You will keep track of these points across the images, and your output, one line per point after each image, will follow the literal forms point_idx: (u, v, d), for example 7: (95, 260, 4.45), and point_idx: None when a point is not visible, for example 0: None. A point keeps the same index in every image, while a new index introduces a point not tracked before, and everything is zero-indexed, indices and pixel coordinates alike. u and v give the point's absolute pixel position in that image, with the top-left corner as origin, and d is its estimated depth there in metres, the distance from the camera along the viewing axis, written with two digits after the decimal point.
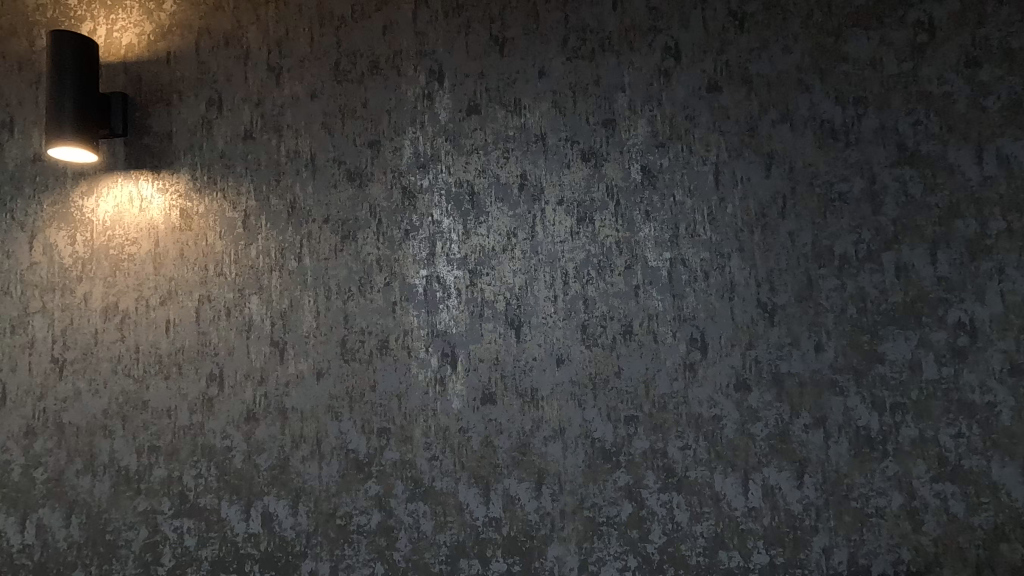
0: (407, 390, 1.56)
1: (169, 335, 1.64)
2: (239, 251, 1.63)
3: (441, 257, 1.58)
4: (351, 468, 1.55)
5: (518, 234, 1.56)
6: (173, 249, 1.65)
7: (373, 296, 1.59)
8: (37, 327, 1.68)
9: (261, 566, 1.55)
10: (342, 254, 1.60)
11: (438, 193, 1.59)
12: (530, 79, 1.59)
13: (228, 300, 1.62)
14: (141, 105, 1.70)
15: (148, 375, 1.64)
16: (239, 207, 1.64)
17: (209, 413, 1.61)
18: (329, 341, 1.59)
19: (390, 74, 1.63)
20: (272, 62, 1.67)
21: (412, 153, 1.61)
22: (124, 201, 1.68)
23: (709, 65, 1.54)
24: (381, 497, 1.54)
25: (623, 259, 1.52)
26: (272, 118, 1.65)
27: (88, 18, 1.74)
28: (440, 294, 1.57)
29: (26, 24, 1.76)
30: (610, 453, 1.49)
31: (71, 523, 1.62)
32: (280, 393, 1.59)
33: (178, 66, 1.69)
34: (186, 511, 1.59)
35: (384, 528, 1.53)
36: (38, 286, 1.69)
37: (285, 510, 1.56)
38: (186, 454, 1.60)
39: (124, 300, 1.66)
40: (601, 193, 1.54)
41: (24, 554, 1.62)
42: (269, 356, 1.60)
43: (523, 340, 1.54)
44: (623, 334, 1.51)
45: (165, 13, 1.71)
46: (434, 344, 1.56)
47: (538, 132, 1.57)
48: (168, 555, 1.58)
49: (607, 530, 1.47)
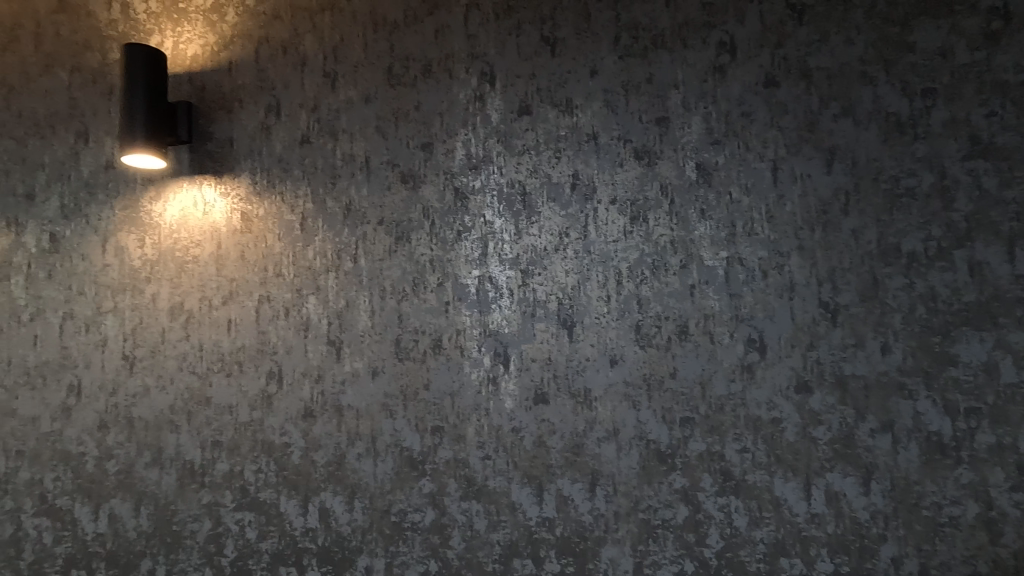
0: (460, 389, 1.57)
1: (230, 333, 1.69)
2: (298, 252, 1.68)
3: (493, 257, 1.59)
4: (405, 466, 1.58)
5: (570, 234, 1.55)
6: (234, 251, 1.71)
7: (427, 296, 1.61)
8: (109, 326, 1.76)
9: (318, 561, 1.59)
10: (396, 254, 1.63)
11: (490, 193, 1.60)
12: (582, 79, 1.59)
13: (287, 300, 1.67)
14: (205, 113, 1.77)
15: (211, 372, 1.70)
16: (296, 210, 1.69)
17: (268, 410, 1.66)
18: (383, 340, 1.62)
19: (442, 77, 1.65)
20: (328, 69, 1.71)
21: (464, 155, 1.62)
22: (189, 206, 1.75)
23: (765, 60, 1.51)
24: (435, 495, 1.55)
25: (677, 259, 1.50)
26: (328, 123, 1.70)
27: (156, 30, 1.82)
28: (492, 294, 1.58)
29: (99, 39, 1.85)
30: (665, 455, 1.47)
31: (140, 513, 1.69)
32: (337, 391, 1.63)
33: (238, 74, 1.76)
34: (247, 505, 1.64)
35: (438, 526, 1.54)
36: (110, 287, 1.77)
37: (341, 505, 1.60)
38: (247, 450, 1.66)
39: (189, 300, 1.73)
40: (655, 192, 1.52)
41: (98, 542, 1.70)
42: (326, 354, 1.64)
43: (576, 340, 1.53)
44: (678, 335, 1.49)
45: (226, 24, 1.78)
46: (486, 344, 1.57)
47: (590, 132, 1.57)
48: (231, 546, 1.63)
49: (663, 533, 1.45)
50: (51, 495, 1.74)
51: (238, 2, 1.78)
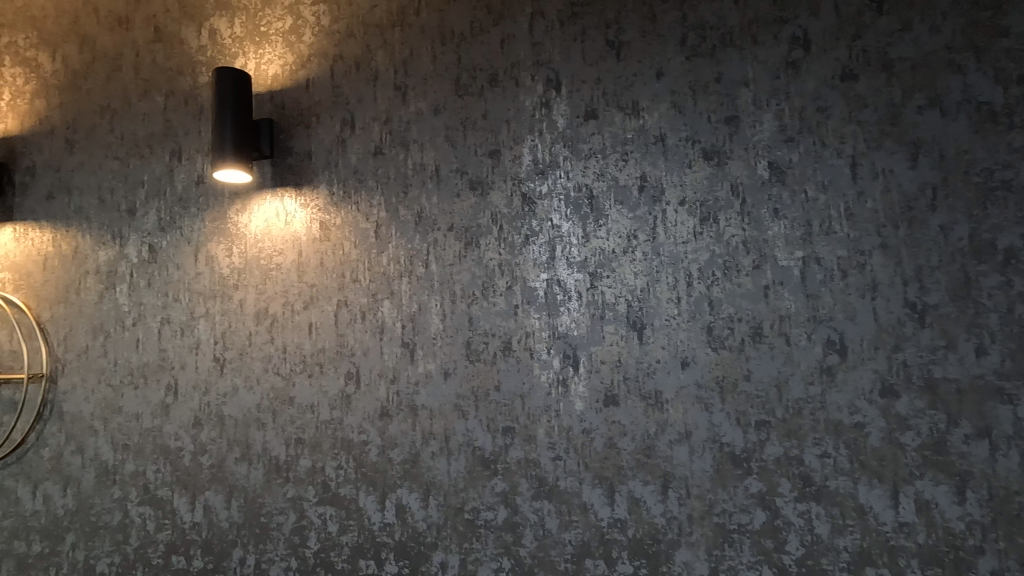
0: (530, 391, 1.60)
1: (311, 336, 1.79)
2: (373, 259, 1.75)
3: (561, 260, 1.61)
4: (477, 465, 1.62)
5: (639, 236, 1.56)
6: (314, 258, 1.80)
7: (496, 299, 1.65)
8: (201, 330, 1.89)
9: (396, 555, 1.65)
10: (466, 259, 1.68)
11: (558, 198, 1.63)
12: (648, 81, 1.59)
13: (363, 304, 1.75)
14: (285, 128, 1.88)
15: (294, 373, 1.80)
16: (371, 219, 1.76)
17: (347, 409, 1.74)
18: (455, 342, 1.67)
19: (508, 85, 1.69)
20: (398, 82, 1.79)
21: (531, 160, 1.65)
22: (272, 217, 1.86)
23: (842, 53, 1.46)
24: (507, 494, 1.59)
25: (750, 259, 1.48)
26: (399, 134, 1.77)
27: (240, 53, 1.95)
28: (561, 296, 1.60)
29: (190, 64, 2.00)
30: (740, 459, 1.44)
31: (231, 505, 1.81)
32: (411, 391, 1.69)
33: (315, 91, 1.86)
34: (328, 499, 1.72)
35: (511, 524, 1.58)
36: (202, 294, 1.90)
37: (417, 502, 1.66)
38: (328, 447, 1.74)
39: (273, 305, 1.83)
40: (725, 192, 1.51)
41: (194, 530, 1.83)
42: (401, 356, 1.71)
43: (646, 342, 1.53)
44: (752, 337, 1.46)
45: (304, 44, 1.88)
46: (556, 346, 1.59)
47: (657, 133, 1.57)
48: (314, 538, 1.72)
49: (739, 538, 1.43)
50: (153, 486, 1.89)
51: (314, 23, 1.88)
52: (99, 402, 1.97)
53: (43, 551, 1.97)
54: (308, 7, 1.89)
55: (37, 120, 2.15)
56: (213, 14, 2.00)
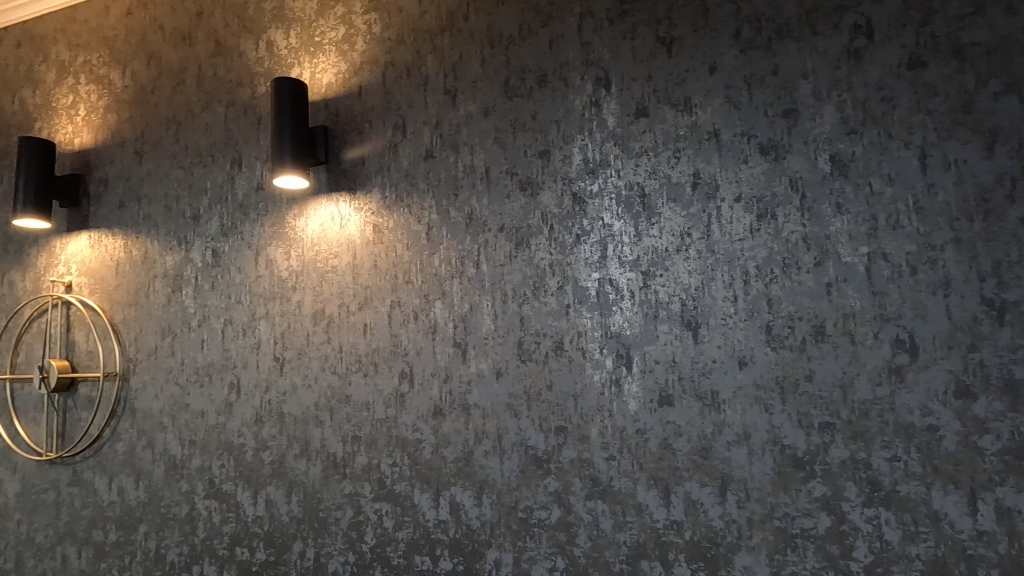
0: (582, 391, 1.60)
1: (366, 336, 1.84)
2: (425, 260, 1.78)
3: (613, 260, 1.60)
4: (530, 464, 1.63)
5: (693, 234, 1.53)
6: (368, 261, 1.85)
7: (547, 299, 1.65)
8: (262, 330, 1.97)
9: (450, 551, 1.68)
10: (517, 259, 1.69)
11: (609, 197, 1.62)
12: (701, 76, 1.56)
13: (416, 305, 1.79)
14: (339, 135, 1.93)
15: (350, 372, 1.85)
16: (422, 221, 1.80)
17: (402, 408, 1.78)
18: (506, 341, 1.68)
19: (557, 86, 1.70)
20: (448, 86, 1.81)
21: (581, 160, 1.65)
22: (327, 221, 1.92)
23: (909, 40, 1.41)
24: (560, 493, 1.59)
25: (811, 256, 1.43)
26: (450, 137, 1.80)
27: (296, 64, 2.02)
28: (613, 296, 1.59)
29: (249, 75, 2.09)
30: (802, 462, 1.40)
31: (291, 499, 1.87)
32: (464, 390, 1.71)
33: (368, 97, 1.90)
34: (384, 496, 1.76)
35: (565, 524, 1.58)
36: (262, 296, 1.98)
37: (471, 500, 1.67)
38: (383, 444, 1.78)
39: (329, 306, 1.89)
40: (783, 187, 1.47)
41: (257, 523, 1.91)
42: (453, 356, 1.73)
43: (702, 341, 1.50)
44: (814, 336, 1.42)
45: (356, 52, 1.94)
46: (608, 345, 1.59)
47: (711, 129, 1.54)
48: (370, 534, 1.77)
49: (802, 543, 1.38)
50: (218, 480, 1.97)
51: (366, 32, 1.93)
52: (167, 400, 2.07)
53: (118, 540, 2.09)
54: (360, 16, 1.95)
55: (109, 133, 2.28)
56: (270, 26, 2.08)
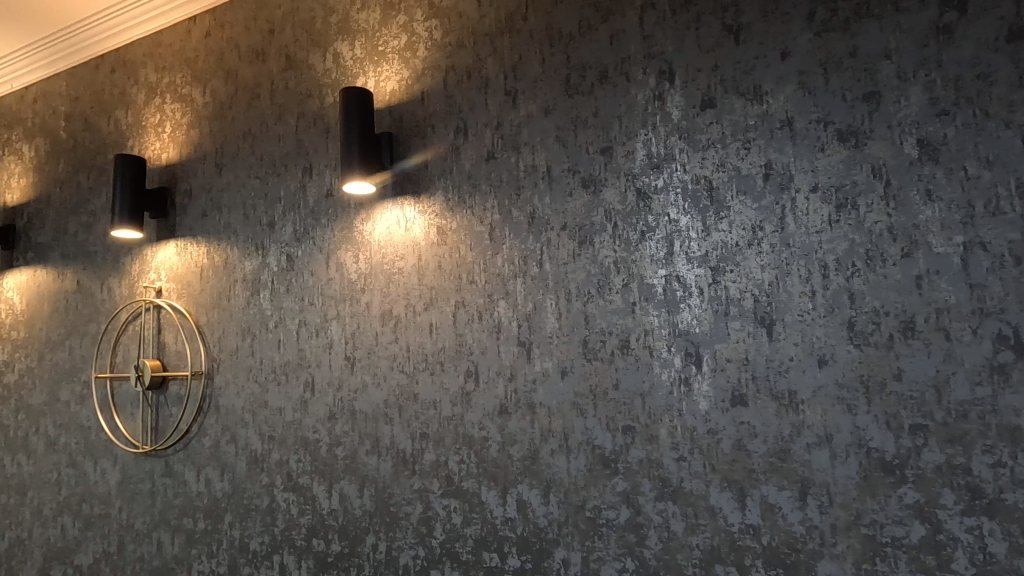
0: (650, 390, 1.57)
1: (432, 336, 1.88)
2: (488, 260, 1.81)
3: (681, 256, 1.56)
4: (597, 463, 1.61)
5: (765, 227, 1.47)
6: (433, 262, 1.89)
7: (612, 297, 1.63)
8: (334, 331, 2.05)
9: (518, 549, 1.69)
10: (581, 258, 1.68)
11: (674, 191, 1.58)
12: (772, 63, 1.50)
13: (480, 305, 1.81)
14: (403, 140, 1.99)
15: (418, 371, 1.89)
16: (485, 222, 1.82)
17: (468, 406, 1.80)
18: (571, 340, 1.68)
19: (619, 81, 1.68)
20: (508, 87, 1.83)
21: (645, 155, 1.62)
22: (393, 225, 1.98)
23: (1007, 11, 1.31)
24: (629, 494, 1.57)
25: (898, 247, 1.35)
26: (510, 138, 1.81)
27: (361, 73, 2.09)
28: (680, 293, 1.56)
29: (317, 87, 2.18)
30: (891, 466, 1.32)
31: (363, 493, 1.94)
32: (529, 389, 1.72)
33: (430, 102, 1.95)
34: (452, 492, 1.80)
35: (634, 525, 1.55)
36: (333, 298, 2.06)
37: (538, 498, 1.68)
38: (451, 442, 1.82)
39: (397, 307, 1.95)
40: (865, 175, 1.39)
41: (332, 516, 1.99)
42: (517, 355, 1.74)
43: (777, 339, 1.45)
44: (902, 333, 1.33)
45: (418, 59, 1.98)
46: (676, 344, 1.55)
47: (783, 117, 1.48)
48: (440, 529, 1.80)
49: (893, 553, 1.30)
50: (296, 474, 2.07)
51: (427, 38, 1.98)
52: (248, 397, 2.20)
53: (206, 528, 2.23)
54: (421, 24, 1.99)
55: (192, 148, 2.44)
56: (336, 39, 2.16)
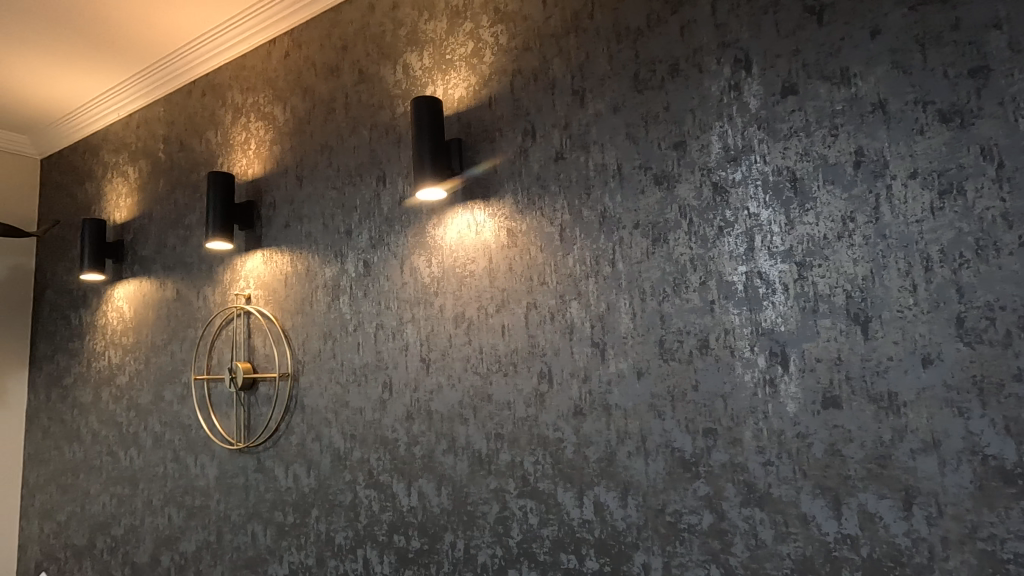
0: (732, 391, 1.51)
1: (505, 338, 1.90)
2: (559, 261, 1.80)
3: (762, 251, 1.50)
4: (677, 466, 1.57)
5: (857, 218, 1.39)
6: (504, 264, 1.91)
7: (689, 296, 1.59)
8: (409, 333, 2.12)
9: (596, 552, 1.67)
10: (655, 256, 1.64)
11: (754, 184, 1.52)
12: (861, 43, 1.41)
13: (552, 306, 1.81)
14: (471, 145, 2.02)
15: (491, 372, 1.92)
16: (555, 222, 1.82)
17: (542, 407, 1.81)
18: (647, 340, 1.64)
19: (691, 73, 1.63)
20: (575, 87, 1.82)
21: (721, 148, 1.57)
22: (464, 229, 2.01)
23: None
24: (712, 498, 1.51)
25: (1014, 235, 1.23)
26: (579, 137, 1.80)
27: (430, 82, 2.15)
28: (763, 290, 1.49)
29: (389, 98, 2.26)
30: (1012, 475, 1.21)
31: (441, 492, 1.99)
32: (604, 390, 1.70)
33: (497, 107, 1.97)
34: (528, 493, 1.81)
35: (718, 531, 1.50)
36: (408, 301, 2.13)
37: (615, 501, 1.65)
38: (525, 442, 1.83)
39: (469, 310, 1.98)
40: (973, 157, 1.28)
41: (411, 513, 2.05)
42: (591, 356, 1.73)
43: (873, 337, 1.35)
44: (1021, 328, 1.22)
45: (485, 65, 2.01)
46: (760, 343, 1.48)
47: (875, 100, 1.38)
48: (516, 529, 1.82)
49: (1016, 570, 1.19)
50: (376, 471, 2.15)
51: (494, 44, 2.00)
52: (331, 397, 2.30)
53: (295, 521, 2.36)
54: (487, 30, 2.02)
55: (275, 162, 2.60)
56: (405, 51, 2.23)
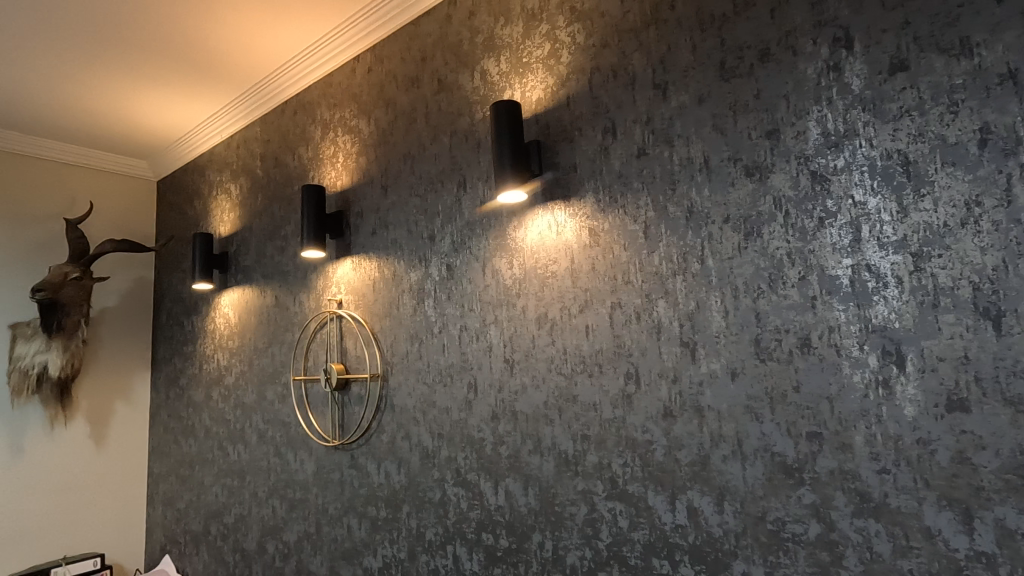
0: (840, 393, 1.41)
1: (589, 338, 1.88)
2: (644, 259, 1.77)
3: (871, 242, 1.39)
4: (778, 472, 1.49)
5: (985, 202, 1.26)
6: (586, 264, 1.90)
7: (788, 292, 1.50)
8: (493, 335, 2.15)
9: (691, 558, 1.62)
10: (748, 250, 1.57)
11: (859, 170, 1.41)
12: (983, 9, 1.28)
13: (638, 305, 1.77)
14: (550, 146, 2.02)
15: (576, 372, 1.91)
16: (639, 220, 1.78)
17: (630, 408, 1.77)
18: (741, 340, 1.57)
19: (784, 57, 1.54)
20: (657, 80, 1.78)
21: (819, 133, 1.47)
22: (545, 230, 2.02)
23: None
24: (819, 507, 1.42)
25: None
26: (663, 132, 1.75)
27: (508, 86, 2.17)
28: (872, 284, 1.38)
29: (467, 105, 2.31)
30: None
31: (528, 492, 2.00)
32: (695, 392, 1.64)
33: (576, 106, 1.96)
34: (617, 495, 1.78)
35: (826, 542, 1.41)
36: (491, 303, 2.16)
37: (711, 507, 1.59)
38: (613, 444, 1.80)
39: (552, 310, 1.98)
40: None
41: (499, 512, 2.08)
42: (681, 356, 1.68)
43: (1007, 333, 1.22)
44: None
45: (562, 65, 2.01)
46: (871, 341, 1.38)
47: (1003, 71, 1.25)
48: (606, 531, 1.80)
49: None
50: (464, 470, 2.20)
51: (571, 43, 2.00)
52: (418, 397, 2.38)
53: (388, 516, 2.46)
54: (564, 30, 2.02)
55: (361, 173, 2.73)
56: (482, 57, 2.27)
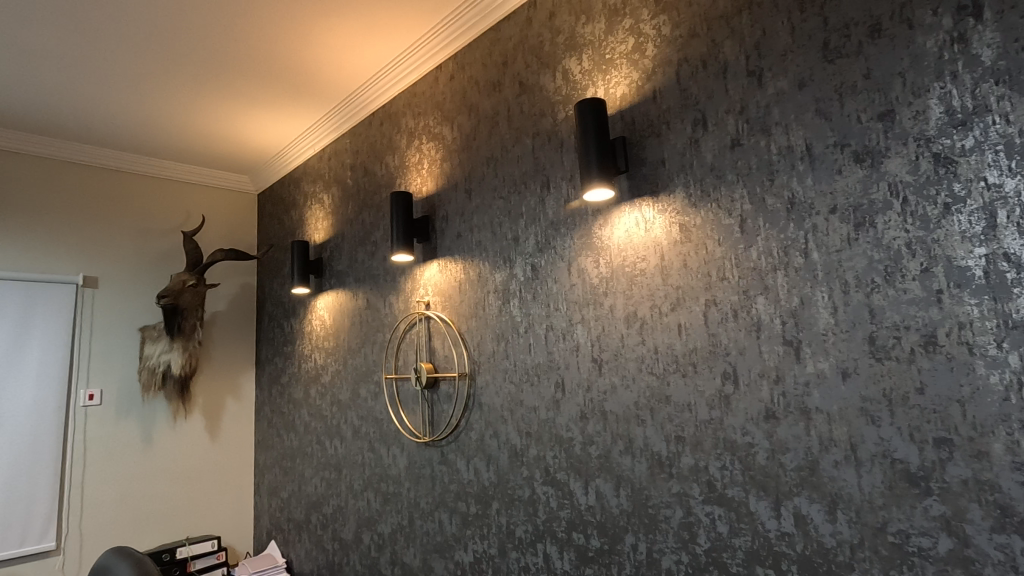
0: (973, 395, 1.29)
1: (682, 337, 1.83)
2: (740, 254, 1.70)
3: (1009, 228, 1.25)
4: (900, 480, 1.38)
5: None
6: (677, 261, 1.85)
7: (907, 286, 1.39)
8: (580, 334, 2.14)
9: (800, 568, 1.53)
10: (860, 242, 1.47)
11: (992, 149, 1.28)
12: None
13: (734, 302, 1.71)
14: (636, 141, 1.99)
15: (668, 372, 1.87)
16: (735, 214, 1.71)
17: (728, 409, 1.71)
18: (852, 338, 1.47)
19: (898, 32, 1.43)
20: (751, 68, 1.70)
21: (942, 111, 1.35)
22: (632, 228, 1.99)
23: None
24: (950, 519, 1.30)
25: None
26: (759, 121, 1.68)
27: (591, 84, 2.16)
28: (1012, 274, 1.25)
29: (549, 105, 2.32)
30: None
31: (620, 493, 1.98)
32: (801, 393, 1.56)
33: (663, 99, 1.92)
34: (715, 499, 1.72)
35: (960, 558, 1.28)
36: (577, 302, 2.16)
37: (821, 515, 1.50)
38: (710, 446, 1.74)
39: (642, 309, 1.95)
40: None
41: (590, 511, 2.06)
42: (784, 355, 1.60)
43: None
44: None
45: (648, 59, 1.98)
46: (1012, 338, 1.24)
47: None
48: (704, 536, 1.74)
49: None
50: (553, 469, 2.21)
51: (657, 35, 1.96)
52: (506, 396, 2.42)
53: (477, 512, 2.52)
54: (649, 22, 1.98)
55: (446, 178, 2.81)
56: (564, 56, 2.28)
